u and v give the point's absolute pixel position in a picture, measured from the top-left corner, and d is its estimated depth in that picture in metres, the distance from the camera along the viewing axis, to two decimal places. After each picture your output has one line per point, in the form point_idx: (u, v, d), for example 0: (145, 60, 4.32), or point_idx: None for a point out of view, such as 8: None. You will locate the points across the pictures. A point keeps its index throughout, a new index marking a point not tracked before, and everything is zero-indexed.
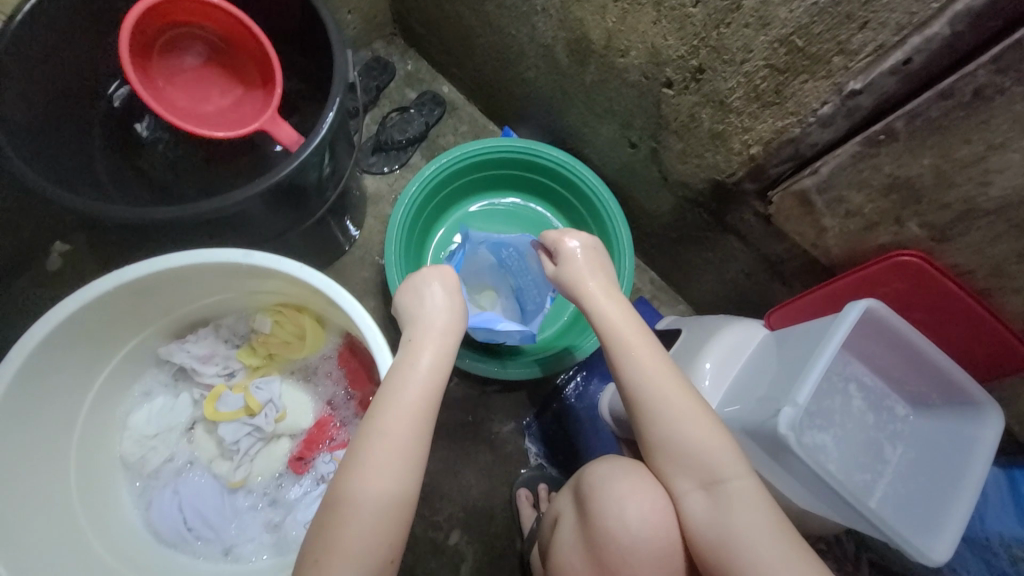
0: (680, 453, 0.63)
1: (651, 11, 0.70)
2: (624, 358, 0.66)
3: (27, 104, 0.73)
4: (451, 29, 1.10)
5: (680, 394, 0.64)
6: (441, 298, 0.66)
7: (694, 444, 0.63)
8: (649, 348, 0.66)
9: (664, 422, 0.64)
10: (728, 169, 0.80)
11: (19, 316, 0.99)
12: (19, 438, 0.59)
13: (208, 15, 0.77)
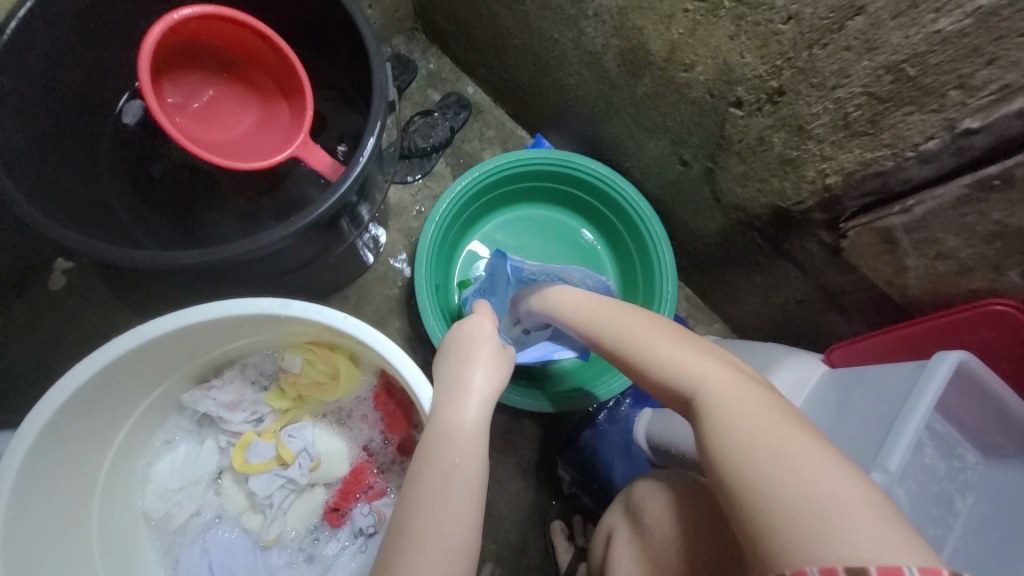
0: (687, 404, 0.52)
1: (728, 26, 0.62)
2: (613, 340, 0.61)
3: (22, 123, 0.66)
4: (481, 28, 1.01)
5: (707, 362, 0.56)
6: (474, 358, 0.59)
7: (700, 391, 0.52)
8: (618, 309, 0.63)
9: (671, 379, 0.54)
10: (796, 197, 0.74)
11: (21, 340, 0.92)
12: (36, 509, 0.54)
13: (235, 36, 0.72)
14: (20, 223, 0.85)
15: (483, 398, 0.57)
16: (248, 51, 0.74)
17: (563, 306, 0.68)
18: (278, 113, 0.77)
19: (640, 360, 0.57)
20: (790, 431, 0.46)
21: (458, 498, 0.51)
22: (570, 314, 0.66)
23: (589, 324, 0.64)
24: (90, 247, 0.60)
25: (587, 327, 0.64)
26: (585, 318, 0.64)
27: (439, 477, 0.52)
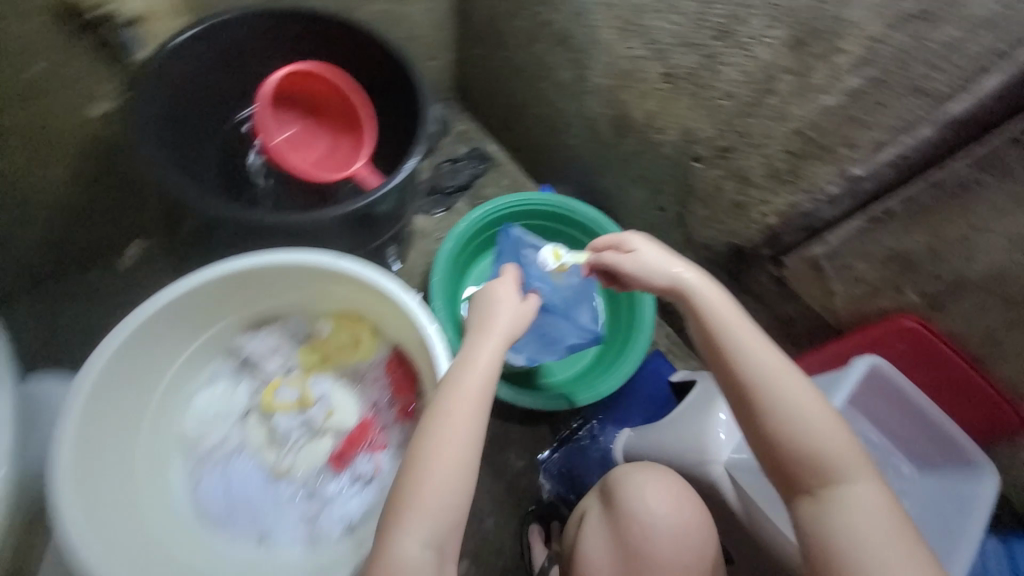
0: (810, 473, 0.61)
1: (687, 100, 0.85)
2: (765, 388, 0.63)
3: (161, 116, 0.86)
4: (506, 99, 1.27)
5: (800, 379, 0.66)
6: (502, 312, 0.71)
7: (831, 469, 0.61)
8: (778, 357, 0.65)
9: (806, 449, 0.61)
10: (748, 235, 0.91)
11: (88, 306, 1.08)
12: (109, 397, 0.67)
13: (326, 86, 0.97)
14: (114, 209, 1.03)
15: (496, 348, 0.67)
16: (319, 98, 0.99)
17: (718, 331, 0.67)
18: (343, 142, 1.01)
19: (784, 419, 0.62)
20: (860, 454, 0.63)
21: (469, 427, 0.61)
22: (723, 344, 0.66)
23: (746, 363, 0.64)
24: (202, 204, 0.80)
25: (740, 365, 0.65)
26: (743, 355, 0.65)
27: (454, 407, 0.62)
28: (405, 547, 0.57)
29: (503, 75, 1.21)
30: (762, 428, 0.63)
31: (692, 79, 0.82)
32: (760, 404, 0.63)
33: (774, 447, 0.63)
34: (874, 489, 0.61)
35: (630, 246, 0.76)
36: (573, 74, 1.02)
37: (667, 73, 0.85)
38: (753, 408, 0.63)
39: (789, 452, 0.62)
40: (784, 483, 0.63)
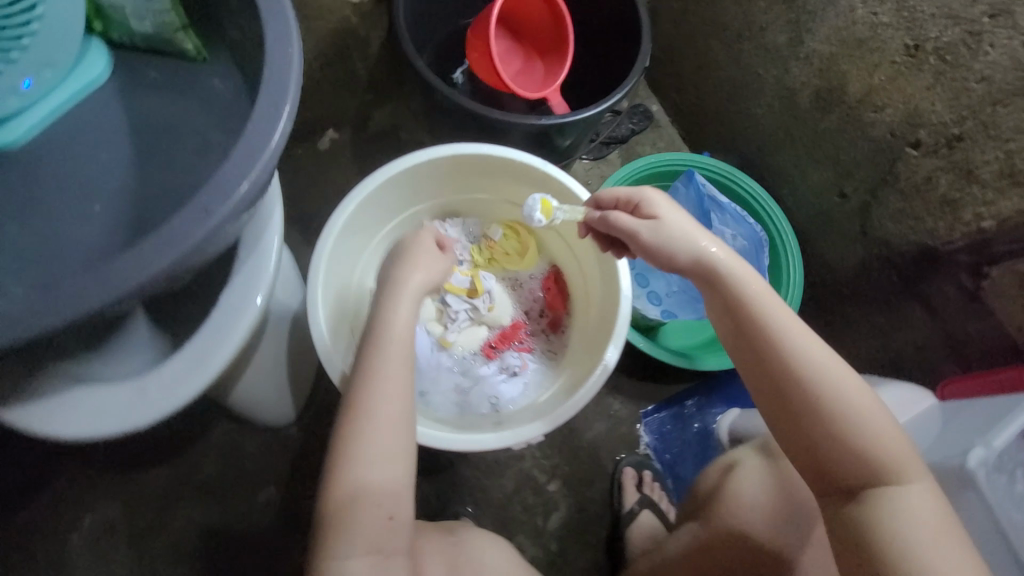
0: (872, 475, 0.56)
1: (927, 78, 0.81)
2: (792, 360, 0.60)
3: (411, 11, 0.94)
4: (691, 58, 1.21)
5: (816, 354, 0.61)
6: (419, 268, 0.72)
7: (891, 472, 0.56)
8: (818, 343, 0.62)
9: (846, 443, 0.57)
10: (947, 237, 0.86)
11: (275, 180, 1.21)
12: (348, 237, 0.78)
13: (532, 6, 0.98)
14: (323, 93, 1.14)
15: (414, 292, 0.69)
16: (528, 19, 1.01)
17: (746, 309, 0.63)
18: (534, 64, 1.02)
19: (827, 405, 0.58)
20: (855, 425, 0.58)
21: (403, 383, 0.63)
22: (756, 313, 0.62)
23: (776, 333, 0.61)
24: (437, 85, 0.88)
25: (771, 336, 0.61)
26: (774, 329, 0.61)
27: (394, 348, 0.64)
28: (370, 465, 0.59)
29: (698, 30, 1.16)
30: (822, 428, 0.58)
31: (942, 56, 0.78)
32: (819, 394, 0.58)
33: (842, 451, 0.57)
34: (927, 496, 0.56)
35: (649, 210, 0.67)
36: (788, 37, 0.98)
37: (914, 45, 0.80)
38: (798, 394, 0.59)
39: (846, 449, 0.57)
40: (835, 487, 0.58)
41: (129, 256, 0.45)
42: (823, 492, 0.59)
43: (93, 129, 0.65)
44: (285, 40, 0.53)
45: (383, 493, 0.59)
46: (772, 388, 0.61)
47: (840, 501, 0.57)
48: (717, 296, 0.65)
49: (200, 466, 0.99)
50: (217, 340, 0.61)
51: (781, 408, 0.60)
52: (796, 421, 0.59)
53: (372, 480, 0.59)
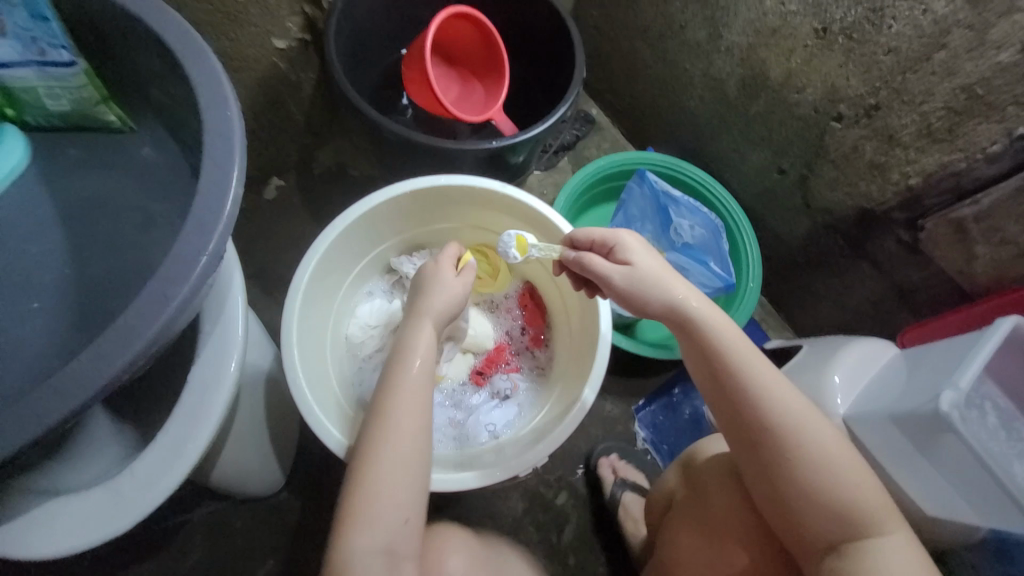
0: (847, 523, 0.59)
1: (839, 56, 0.86)
2: (770, 415, 0.62)
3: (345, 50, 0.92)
4: (620, 61, 1.26)
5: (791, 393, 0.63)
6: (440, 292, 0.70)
7: (866, 518, 0.59)
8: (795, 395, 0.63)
9: (823, 493, 0.60)
10: (881, 197, 0.93)
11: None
12: (315, 289, 0.75)
13: (462, 29, 0.98)
14: (264, 142, 1.10)
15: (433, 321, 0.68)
16: (460, 41, 1.00)
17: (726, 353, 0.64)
18: (473, 85, 1.04)
19: (804, 456, 0.60)
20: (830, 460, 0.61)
21: (422, 397, 0.63)
22: (733, 368, 0.63)
23: (755, 389, 0.62)
24: (383, 123, 0.86)
25: (752, 393, 0.62)
26: (753, 383, 0.62)
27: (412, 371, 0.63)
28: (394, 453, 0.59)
29: (623, 35, 1.21)
30: (799, 480, 0.61)
31: (850, 35, 0.84)
32: (796, 448, 0.61)
33: (817, 500, 0.60)
34: (902, 542, 0.59)
35: (626, 257, 0.68)
36: (707, 32, 1.03)
37: (822, 28, 0.86)
38: (776, 448, 0.61)
39: (822, 499, 0.60)
40: (811, 534, 0.61)
41: (84, 359, 0.41)
42: (798, 536, 0.63)
43: (18, 222, 0.60)
44: (218, 106, 0.51)
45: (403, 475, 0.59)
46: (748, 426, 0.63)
47: (817, 544, 0.61)
48: (696, 351, 0.66)
49: (188, 555, 0.92)
50: (194, 420, 0.58)
51: (761, 460, 0.63)
52: (775, 473, 0.62)
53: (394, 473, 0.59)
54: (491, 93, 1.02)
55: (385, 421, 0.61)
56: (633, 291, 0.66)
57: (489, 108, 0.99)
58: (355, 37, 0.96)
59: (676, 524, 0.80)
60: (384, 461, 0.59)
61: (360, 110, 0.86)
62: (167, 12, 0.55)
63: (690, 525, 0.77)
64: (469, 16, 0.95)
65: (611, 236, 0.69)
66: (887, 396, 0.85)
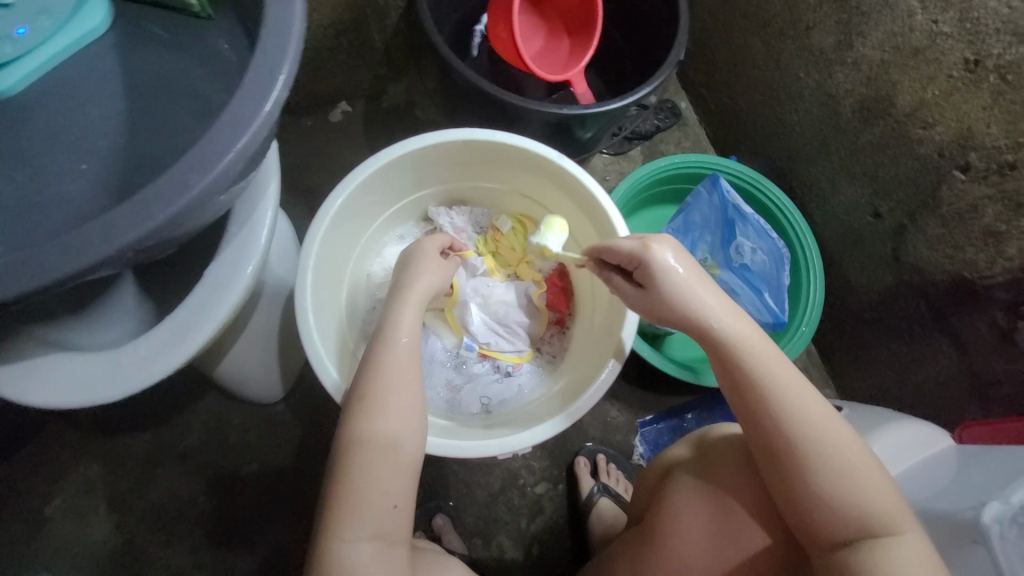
0: (859, 528, 0.56)
1: (985, 97, 0.74)
2: (787, 420, 0.59)
3: None
4: (727, 54, 1.14)
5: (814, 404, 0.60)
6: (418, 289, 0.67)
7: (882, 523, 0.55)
8: (814, 398, 0.61)
9: (833, 500, 0.57)
10: (986, 269, 0.81)
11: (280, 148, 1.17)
12: (347, 218, 0.74)
13: None
14: (338, 62, 1.09)
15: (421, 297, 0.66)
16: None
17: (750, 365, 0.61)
18: (558, 43, 0.96)
19: (817, 459, 0.57)
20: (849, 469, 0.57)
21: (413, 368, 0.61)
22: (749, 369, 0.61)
23: (773, 392, 0.60)
24: (452, 64, 0.81)
25: (770, 395, 0.60)
26: (774, 386, 0.60)
27: (398, 356, 0.61)
28: (385, 428, 0.57)
29: (739, 25, 1.08)
30: (805, 483, 0.58)
31: (1004, 75, 0.72)
32: (811, 454, 0.58)
33: (828, 504, 0.57)
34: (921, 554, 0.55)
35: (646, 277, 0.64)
36: (836, 39, 0.90)
37: (975, 60, 0.74)
38: (790, 448, 0.58)
39: (833, 502, 0.57)
40: (819, 533, 0.58)
41: (98, 226, 0.42)
42: (804, 536, 0.59)
43: (84, 83, 0.61)
44: (286, 2, 0.49)
45: (400, 454, 0.56)
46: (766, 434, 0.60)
47: (824, 546, 0.57)
48: (715, 351, 0.63)
49: (183, 437, 0.98)
50: (199, 313, 0.58)
51: (767, 461, 0.61)
52: (783, 474, 0.59)
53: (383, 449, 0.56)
54: (575, 53, 0.94)
55: (378, 393, 0.58)
56: (663, 293, 0.62)
57: (571, 69, 0.92)
58: None
59: (677, 490, 0.71)
60: (387, 405, 0.58)
61: (433, 48, 0.82)
62: None
63: (694, 499, 0.69)
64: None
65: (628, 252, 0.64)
66: (924, 491, 0.75)
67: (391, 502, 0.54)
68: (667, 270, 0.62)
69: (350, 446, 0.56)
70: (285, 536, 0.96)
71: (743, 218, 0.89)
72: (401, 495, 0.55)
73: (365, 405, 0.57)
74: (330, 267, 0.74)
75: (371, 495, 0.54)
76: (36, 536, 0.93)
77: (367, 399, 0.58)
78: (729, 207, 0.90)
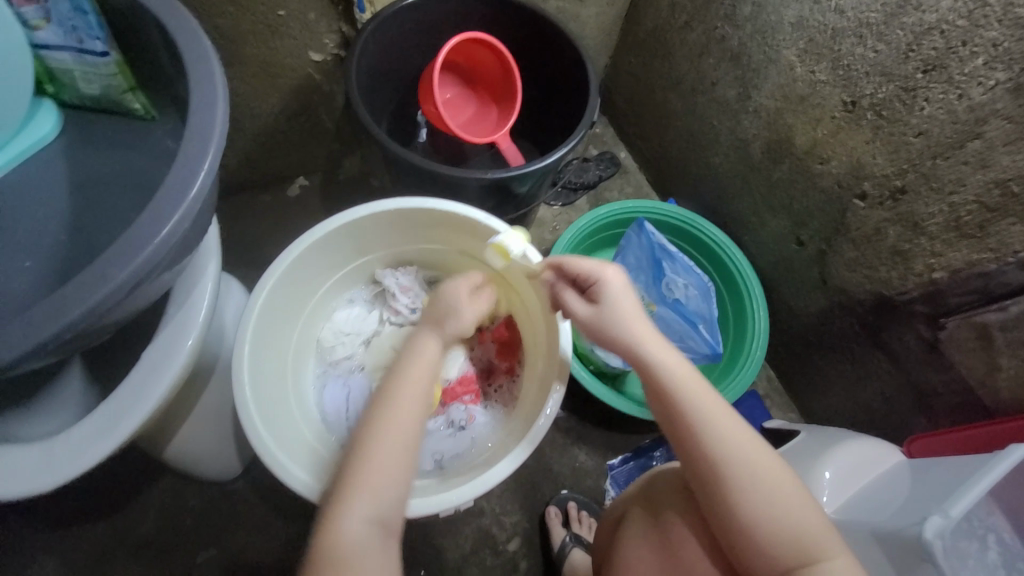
0: (798, 555, 0.58)
1: (867, 132, 0.83)
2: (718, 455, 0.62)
3: (371, 69, 0.96)
4: (652, 109, 1.24)
5: (738, 430, 0.64)
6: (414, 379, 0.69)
7: (809, 544, 0.59)
8: (738, 424, 0.65)
9: (768, 528, 0.59)
10: (901, 286, 0.86)
11: (239, 224, 1.22)
12: (289, 290, 0.78)
13: (477, 53, 1.01)
14: (293, 143, 1.16)
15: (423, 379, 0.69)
16: (478, 63, 1.03)
17: (677, 394, 0.65)
18: (487, 109, 1.07)
19: (748, 490, 0.61)
20: (777, 490, 0.61)
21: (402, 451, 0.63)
22: (678, 398, 0.65)
23: (702, 427, 0.64)
24: (384, 141, 0.88)
25: (694, 424, 0.64)
26: (705, 419, 0.64)
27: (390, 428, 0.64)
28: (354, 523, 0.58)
29: (658, 84, 1.19)
30: (738, 511, 0.61)
31: (879, 112, 0.80)
32: (737, 478, 0.61)
33: (758, 528, 0.60)
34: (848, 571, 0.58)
35: (599, 296, 0.70)
36: (737, 91, 1.00)
37: (851, 101, 0.83)
38: (719, 477, 0.62)
39: (767, 530, 0.59)
40: (758, 565, 0.60)
41: (24, 322, 0.45)
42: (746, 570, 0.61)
43: (25, 185, 0.65)
44: (210, 107, 0.55)
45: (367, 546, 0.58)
46: (694, 463, 0.64)
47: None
48: (650, 385, 0.68)
49: (135, 525, 0.94)
50: (136, 395, 0.60)
51: (701, 491, 0.64)
52: (720, 505, 0.62)
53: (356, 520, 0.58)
54: (501, 118, 1.04)
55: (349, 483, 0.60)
56: (609, 322, 0.69)
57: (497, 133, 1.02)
58: (388, 60, 1.00)
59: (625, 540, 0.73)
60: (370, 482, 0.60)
61: (370, 127, 0.89)
62: (191, 23, 0.60)
63: (639, 546, 0.71)
64: (485, 42, 0.98)
65: (590, 267, 0.71)
66: (879, 509, 0.75)
67: None
68: (615, 298, 0.69)
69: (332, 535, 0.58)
70: None
71: (671, 256, 0.95)
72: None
73: (352, 454, 0.63)
74: (275, 338, 0.77)
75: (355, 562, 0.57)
76: None
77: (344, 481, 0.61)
78: (658, 247, 0.96)
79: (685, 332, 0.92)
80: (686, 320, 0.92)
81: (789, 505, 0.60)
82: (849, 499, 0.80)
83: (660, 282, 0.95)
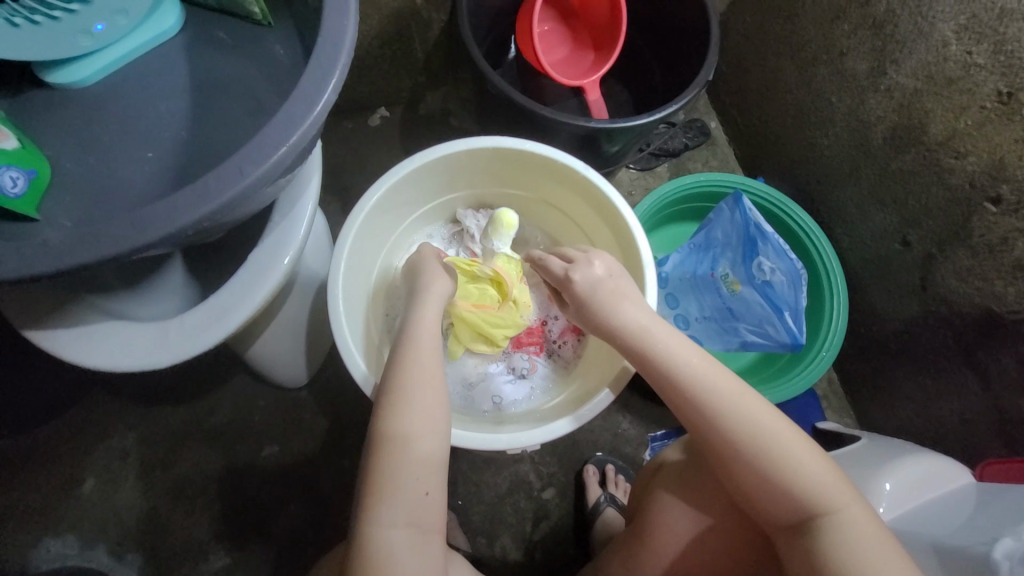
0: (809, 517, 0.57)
1: (1020, 129, 0.74)
2: (723, 427, 0.61)
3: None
4: (760, 77, 1.14)
5: (741, 397, 0.63)
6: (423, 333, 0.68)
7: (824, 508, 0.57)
8: (740, 390, 0.63)
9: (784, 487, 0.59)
10: (1015, 303, 0.79)
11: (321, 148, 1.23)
12: (380, 216, 0.79)
13: None
14: (381, 70, 1.14)
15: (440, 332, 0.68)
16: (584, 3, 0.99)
17: (672, 368, 0.65)
18: (582, 53, 1.01)
19: (751, 458, 0.60)
20: (786, 457, 0.59)
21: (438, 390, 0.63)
22: (672, 372, 0.65)
23: (700, 397, 0.63)
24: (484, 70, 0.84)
25: (692, 397, 0.63)
26: (705, 390, 0.63)
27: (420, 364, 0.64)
28: (403, 433, 0.59)
29: (773, 49, 1.09)
30: (746, 475, 0.61)
31: None
32: (739, 444, 0.61)
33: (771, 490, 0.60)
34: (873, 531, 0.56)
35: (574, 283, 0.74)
36: (870, 66, 0.91)
37: (1009, 92, 0.74)
38: (723, 445, 0.62)
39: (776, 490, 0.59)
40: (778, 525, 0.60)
41: (163, 205, 0.47)
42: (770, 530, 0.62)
43: (149, 78, 0.67)
44: (341, 14, 0.54)
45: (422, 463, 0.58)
46: (699, 434, 0.64)
47: (787, 540, 0.59)
48: (645, 365, 0.67)
49: (210, 414, 1.03)
50: (241, 293, 0.63)
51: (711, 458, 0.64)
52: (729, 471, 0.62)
53: (424, 427, 0.60)
54: (596, 64, 0.98)
55: (392, 405, 0.61)
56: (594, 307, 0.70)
57: (588, 77, 0.96)
58: None
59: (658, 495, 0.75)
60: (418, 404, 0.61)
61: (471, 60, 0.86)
62: None
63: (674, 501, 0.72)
64: None
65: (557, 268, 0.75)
66: (942, 526, 0.73)
67: (409, 518, 0.56)
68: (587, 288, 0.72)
69: (383, 433, 0.59)
70: (299, 517, 1.00)
71: (765, 236, 0.89)
72: (432, 484, 0.58)
73: (399, 391, 0.61)
74: (363, 261, 0.79)
75: (411, 472, 0.57)
76: (71, 496, 0.99)
77: (390, 397, 0.61)
78: (751, 224, 0.90)
79: (768, 316, 0.89)
80: (771, 305, 0.89)
81: (798, 470, 0.59)
82: (909, 511, 0.76)
83: (750, 261, 0.90)
